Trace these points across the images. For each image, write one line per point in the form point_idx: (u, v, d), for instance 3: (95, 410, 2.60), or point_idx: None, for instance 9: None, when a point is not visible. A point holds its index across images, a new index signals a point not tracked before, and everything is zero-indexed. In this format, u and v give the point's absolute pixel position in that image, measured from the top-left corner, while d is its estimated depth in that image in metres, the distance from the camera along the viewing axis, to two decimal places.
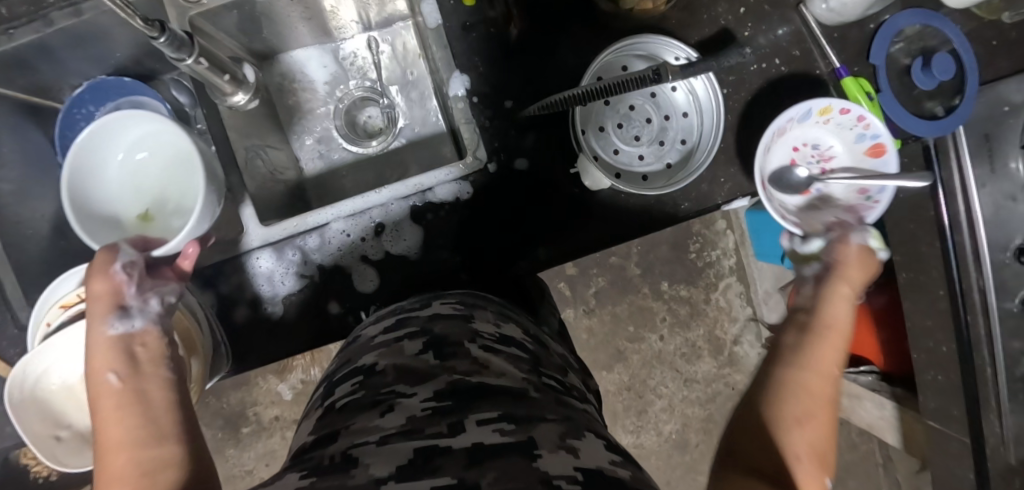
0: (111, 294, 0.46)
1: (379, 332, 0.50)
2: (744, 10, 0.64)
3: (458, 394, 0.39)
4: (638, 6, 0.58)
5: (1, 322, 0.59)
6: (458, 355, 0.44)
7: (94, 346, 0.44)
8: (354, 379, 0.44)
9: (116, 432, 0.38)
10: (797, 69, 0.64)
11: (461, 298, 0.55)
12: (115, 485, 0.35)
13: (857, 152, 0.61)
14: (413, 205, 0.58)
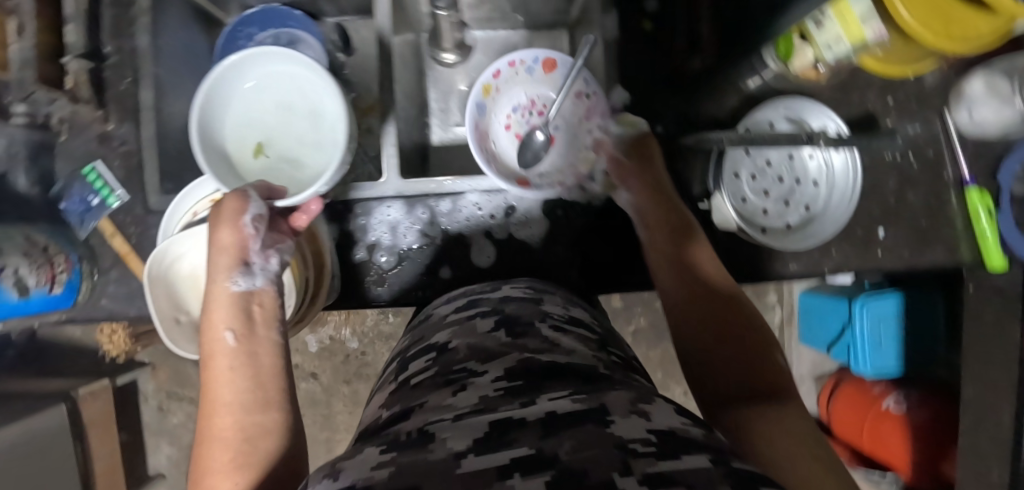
0: (235, 247, 0.43)
1: (450, 313, 0.49)
2: (892, 102, 0.66)
3: (530, 374, 0.34)
4: (803, 72, 0.62)
5: (132, 201, 0.60)
6: (529, 334, 0.41)
7: (213, 299, 0.42)
8: (427, 357, 0.41)
9: (227, 398, 0.37)
10: (929, 168, 0.67)
11: (531, 287, 0.53)
12: (215, 447, 0.35)
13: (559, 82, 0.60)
14: (546, 197, 0.60)
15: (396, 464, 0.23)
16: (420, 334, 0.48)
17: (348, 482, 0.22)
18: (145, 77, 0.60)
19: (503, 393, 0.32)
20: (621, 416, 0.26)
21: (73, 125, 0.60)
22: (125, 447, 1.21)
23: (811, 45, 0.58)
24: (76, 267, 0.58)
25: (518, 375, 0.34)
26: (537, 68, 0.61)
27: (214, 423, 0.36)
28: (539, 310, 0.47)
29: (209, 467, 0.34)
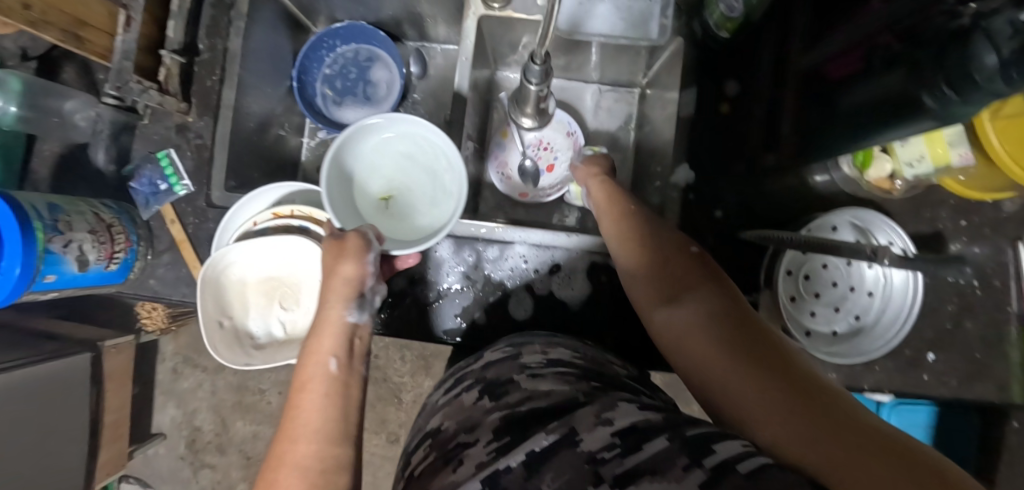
0: (354, 280, 0.47)
1: (440, 398, 0.45)
2: (965, 223, 0.63)
3: (517, 424, 0.34)
4: (877, 182, 0.59)
5: (195, 193, 0.62)
6: (510, 390, 0.39)
7: (328, 324, 0.45)
8: (425, 444, 0.38)
9: (314, 421, 0.38)
10: (993, 298, 0.64)
11: (512, 343, 0.49)
12: (294, 478, 0.35)
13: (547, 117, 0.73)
14: (593, 261, 0.60)
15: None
16: (419, 424, 0.44)
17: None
18: (231, 77, 0.62)
19: (496, 452, 0.32)
20: (587, 433, 0.31)
21: (156, 112, 0.62)
22: (136, 402, 1.25)
23: (892, 158, 0.57)
24: (135, 246, 0.60)
25: (507, 429, 0.34)
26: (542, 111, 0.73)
27: (294, 450, 0.36)
28: (515, 365, 0.43)
29: (282, 487, 0.34)
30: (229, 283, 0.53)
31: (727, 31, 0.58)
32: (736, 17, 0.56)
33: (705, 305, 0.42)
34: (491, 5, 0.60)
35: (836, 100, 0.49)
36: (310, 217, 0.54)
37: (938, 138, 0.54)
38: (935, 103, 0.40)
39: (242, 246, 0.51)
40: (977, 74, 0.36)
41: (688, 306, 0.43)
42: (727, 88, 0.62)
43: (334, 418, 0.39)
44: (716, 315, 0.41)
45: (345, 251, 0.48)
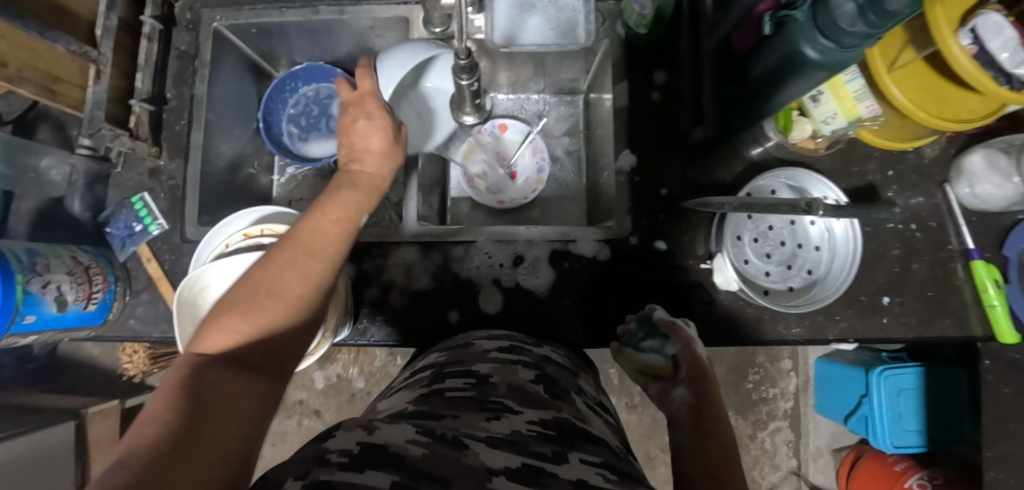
0: (384, 166, 0.51)
1: (494, 351, 0.53)
2: (893, 174, 0.68)
3: (561, 427, 0.40)
4: (801, 144, 0.64)
5: (171, 231, 0.65)
6: (566, 399, 0.46)
7: (363, 176, 0.49)
8: (467, 379, 0.46)
9: (331, 250, 0.44)
10: (932, 239, 0.68)
11: (569, 359, 0.58)
12: (286, 270, 0.41)
13: (500, 132, 0.79)
14: (554, 250, 0.63)
15: (430, 450, 0.32)
16: (461, 357, 0.52)
17: (386, 442, 0.32)
18: (198, 120, 0.67)
19: (535, 433, 0.38)
20: None
21: (129, 159, 0.66)
22: None
23: (810, 119, 0.62)
24: (113, 286, 0.62)
25: (551, 425, 0.39)
26: (494, 131, 0.78)
27: (304, 259, 0.42)
28: (575, 383, 0.52)
29: (278, 272, 0.41)
30: (205, 305, 0.55)
31: (644, 26, 0.64)
32: (648, 13, 0.61)
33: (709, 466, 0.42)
34: (433, 30, 0.67)
35: (747, 70, 0.55)
36: (279, 234, 0.56)
37: (845, 94, 0.59)
38: (819, 55, 0.45)
39: (214, 267, 0.54)
40: (841, 20, 0.42)
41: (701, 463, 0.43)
42: (654, 76, 0.67)
43: (338, 249, 0.45)
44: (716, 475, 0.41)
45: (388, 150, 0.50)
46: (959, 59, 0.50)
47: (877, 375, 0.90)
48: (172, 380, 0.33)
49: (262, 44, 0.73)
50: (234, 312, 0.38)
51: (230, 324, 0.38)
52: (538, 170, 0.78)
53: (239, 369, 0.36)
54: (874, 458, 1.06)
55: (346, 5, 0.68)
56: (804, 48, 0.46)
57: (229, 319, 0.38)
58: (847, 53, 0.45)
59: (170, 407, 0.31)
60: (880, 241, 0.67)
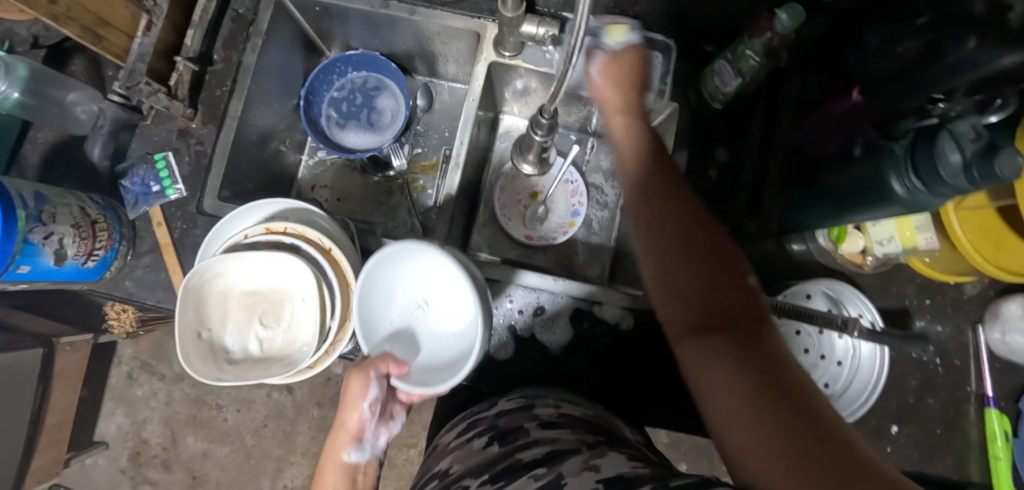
0: (354, 429, 0.53)
1: (452, 441, 0.49)
2: (929, 302, 0.67)
3: (512, 469, 0.37)
4: (849, 258, 0.63)
5: (188, 199, 0.62)
6: (519, 437, 0.42)
7: (331, 460, 0.54)
8: (432, 482, 0.43)
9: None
10: (953, 375, 0.66)
11: (525, 396, 0.52)
12: None
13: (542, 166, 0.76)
14: (577, 307, 0.61)
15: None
16: (430, 464, 0.49)
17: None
18: (240, 89, 0.63)
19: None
20: (571, 477, 0.33)
21: (161, 114, 0.63)
22: (81, 406, 1.18)
23: (864, 235, 0.60)
24: (116, 244, 0.59)
25: (501, 474, 0.37)
26: None
27: None
28: (529, 415, 0.47)
29: None
30: (209, 295, 0.51)
31: (720, 101, 0.62)
32: (729, 91, 0.60)
33: (717, 318, 0.33)
34: (503, 52, 0.64)
35: (817, 178, 0.53)
36: (302, 236, 0.53)
37: (907, 221, 0.59)
38: (905, 191, 0.44)
39: (228, 257, 0.50)
40: (944, 170, 0.40)
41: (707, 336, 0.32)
42: (716, 153, 0.65)
43: None
44: (708, 324, 0.33)
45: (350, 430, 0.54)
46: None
47: None
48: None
49: (323, 22, 0.70)
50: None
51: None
52: (572, 213, 0.75)
53: None
54: None
55: (418, 6, 0.65)
56: (892, 181, 0.44)
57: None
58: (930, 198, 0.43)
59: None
60: (901, 367, 0.66)
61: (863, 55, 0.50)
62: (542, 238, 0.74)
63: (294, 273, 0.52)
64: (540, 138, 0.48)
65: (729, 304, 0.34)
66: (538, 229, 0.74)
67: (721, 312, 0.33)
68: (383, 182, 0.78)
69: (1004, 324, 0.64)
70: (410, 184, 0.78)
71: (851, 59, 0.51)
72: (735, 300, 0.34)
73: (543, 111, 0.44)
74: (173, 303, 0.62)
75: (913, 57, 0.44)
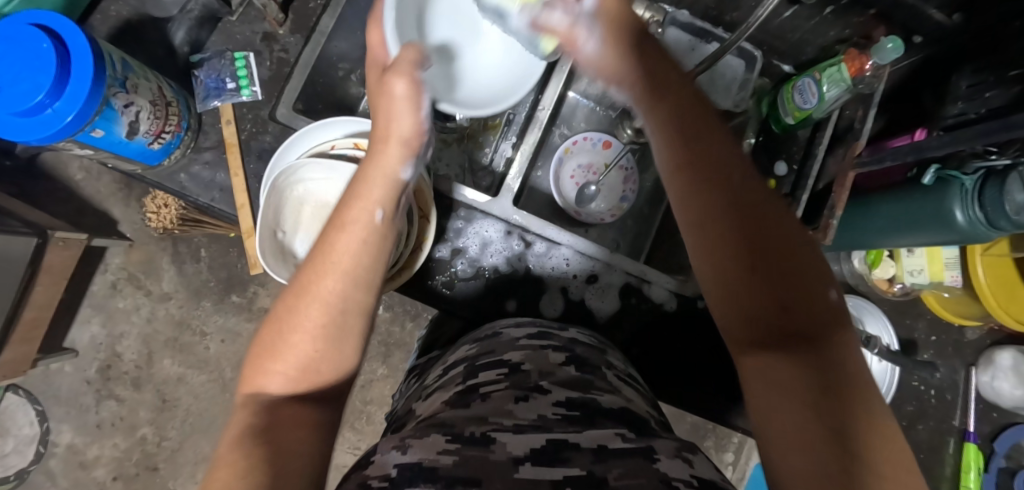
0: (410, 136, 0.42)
1: (524, 337, 0.49)
2: (933, 339, 0.72)
3: (588, 407, 0.38)
4: (877, 284, 0.68)
5: (263, 103, 0.61)
6: (597, 375, 0.44)
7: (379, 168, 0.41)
8: (499, 370, 0.43)
9: (348, 259, 0.36)
10: (943, 409, 0.72)
11: (596, 337, 0.54)
12: (319, 303, 0.34)
13: (598, 150, 0.78)
14: (628, 282, 0.63)
15: (460, 455, 0.31)
16: (491, 346, 0.49)
17: (418, 459, 0.30)
18: (335, 7, 0.63)
19: (561, 418, 0.37)
20: (665, 456, 0.33)
21: (248, 14, 0.62)
22: (59, 306, 1.14)
23: (896, 264, 0.66)
24: (182, 132, 0.58)
25: (577, 405, 0.38)
26: (597, 145, 0.78)
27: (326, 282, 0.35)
28: (604, 359, 0.49)
29: (301, 325, 0.33)
30: (290, 197, 0.51)
31: (794, 117, 0.65)
32: (807, 107, 0.62)
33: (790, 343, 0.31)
34: None
35: (873, 200, 0.58)
36: None
37: (938, 258, 0.65)
38: (965, 221, 0.48)
39: (320, 163, 0.50)
40: (1007, 205, 0.44)
41: (778, 352, 0.31)
42: (777, 166, 0.68)
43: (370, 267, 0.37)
44: (790, 348, 0.30)
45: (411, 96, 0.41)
46: None
47: None
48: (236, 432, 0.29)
49: None
50: (263, 360, 0.32)
51: (268, 372, 0.32)
52: (619, 199, 0.77)
53: (301, 397, 0.32)
54: None
55: None
56: (957, 210, 0.48)
57: (262, 370, 0.32)
58: (979, 230, 0.48)
59: (228, 454, 0.27)
60: (900, 392, 0.71)
61: (948, 99, 0.55)
62: (586, 217, 0.75)
63: None
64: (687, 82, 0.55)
65: (800, 320, 0.31)
66: (579, 207, 0.76)
67: (789, 353, 0.30)
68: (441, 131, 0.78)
69: (996, 369, 0.70)
70: (469, 139, 0.77)
71: (931, 103, 0.57)
72: (814, 313, 0.31)
73: (692, 67, 0.54)
74: (227, 205, 0.60)
75: (1000, 102, 0.48)
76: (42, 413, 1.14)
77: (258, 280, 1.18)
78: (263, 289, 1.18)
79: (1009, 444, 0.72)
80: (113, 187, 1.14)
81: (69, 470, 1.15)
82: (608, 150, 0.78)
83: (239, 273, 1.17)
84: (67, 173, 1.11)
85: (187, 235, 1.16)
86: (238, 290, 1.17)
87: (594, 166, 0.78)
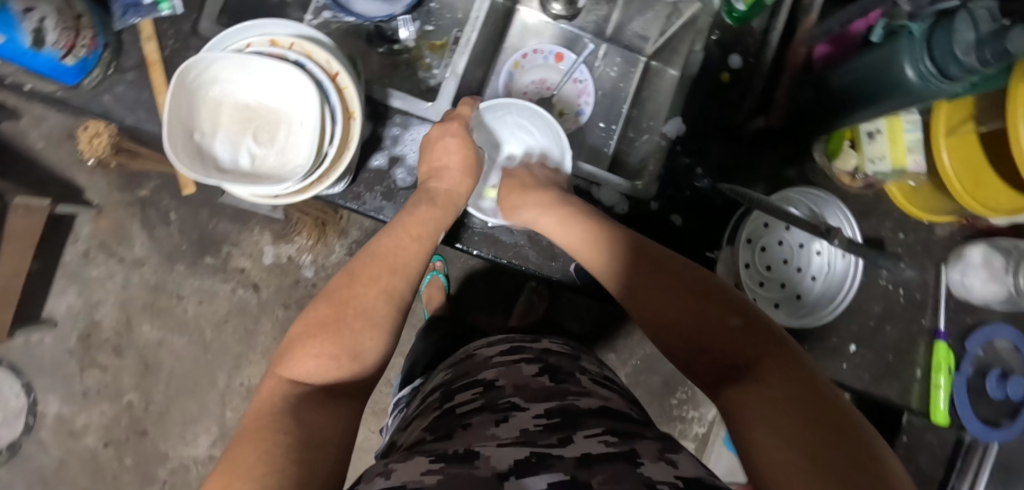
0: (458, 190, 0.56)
1: (497, 355, 0.48)
2: (902, 237, 0.70)
3: (567, 411, 0.35)
4: (839, 177, 0.65)
5: (186, 16, 0.59)
6: (571, 381, 0.42)
7: (439, 194, 0.54)
8: (474, 389, 0.42)
9: (413, 266, 0.48)
10: (912, 308, 0.71)
11: (568, 345, 0.53)
12: (371, 286, 0.44)
13: (551, 67, 0.76)
14: (576, 187, 0.63)
15: (444, 474, 0.27)
16: (465, 369, 0.48)
17: (399, 482, 0.26)
18: None
19: (543, 427, 0.33)
20: (649, 460, 0.28)
21: None
22: (33, 277, 1.12)
23: (857, 155, 0.63)
24: (99, 50, 0.56)
25: (557, 412, 0.35)
26: (550, 58, 0.75)
27: (376, 276, 0.44)
28: (578, 365, 0.47)
29: (359, 327, 0.41)
30: (202, 97, 0.49)
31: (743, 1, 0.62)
32: None
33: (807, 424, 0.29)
34: None
35: (828, 80, 0.57)
36: (308, 55, 0.50)
37: (901, 141, 0.60)
38: (917, 77, 0.46)
39: (227, 58, 0.47)
40: (958, 47, 0.41)
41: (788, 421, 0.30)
42: (731, 59, 0.66)
43: (414, 262, 0.48)
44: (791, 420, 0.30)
45: (466, 168, 0.56)
46: (1020, 139, 0.48)
47: None
48: (264, 406, 0.34)
49: None
50: (321, 336, 0.39)
51: (319, 350, 0.39)
52: (577, 112, 0.75)
53: (329, 397, 0.37)
54: None
55: None
56: (905, 65, 0.46)
57: (311, 345, 0.39)
58: (926, 89, 0.46)
59: (249, 444, 0.30)
60: (866, 292, 0.69)
61: None
62: None
63: (290, 88, 0.50)
64: None
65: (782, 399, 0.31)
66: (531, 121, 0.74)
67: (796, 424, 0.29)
68: (388, 55, 0.76)
69: (966, 265, 0.69)
70: (416, 61, 0.76)
71: None
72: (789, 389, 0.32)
73: None
74: (154, 124, 0.58)
75: None
76: (27, 385, 1.14)
77: (231, 241, 1.15)
78: (237, 249, 1.15)
79: (981, 343, 0.71)
80: (74, 153, 1.12)
81: (59, 440, 1.14)
82: (561, 65, 0.76)
83: (212, 233, 1.14)
84: (27, 142, 1.10)
85: (154, 197, 1.14)
86: (209, 251, 1.15)
87: (549, 82, 0.76)
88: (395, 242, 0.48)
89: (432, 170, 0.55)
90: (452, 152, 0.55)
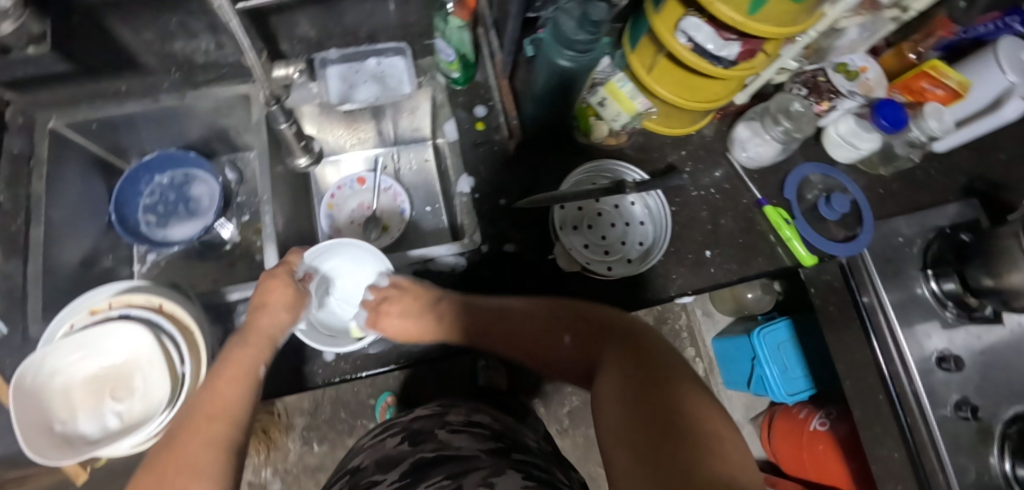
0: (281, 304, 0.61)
1: (369, 438, 0.56)
2: (686, 154, 0.84)
3: (417, 471, 0.44)
4: (605, 141, 0.80)
5: (12, 333, 0.61)
6: (426, 439, 0.50)
7: (255, 330, 0.59)
8: (344, 479, 0.50)
9: (235, 404, 0.51)
10: (730, 196, 0.83)
11: (442, 404, 0.59)
12: (194, 444, 0.46)
13: (358, 190, 0.87)
14: (416, 271, 0.73)
15: None
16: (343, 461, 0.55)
17: None
18: (38, 218, 0.66)
19: None
20: None
21: None
22: None
23: (603, 121, 0.77)
24: None
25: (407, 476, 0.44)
26: (354, 183, 0.87)
27: (215, 419, 0.49)
28: (439, 419, 0.54)
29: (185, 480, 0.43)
30: (51, 392, 0.53)
31: (455, 69, 0.76)
32: (452, 58, 0.74)
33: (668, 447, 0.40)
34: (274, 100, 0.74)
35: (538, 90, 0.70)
36: (128, 304, 0.56)
37: (621, 95, 0.75)
38: (571, 63, 0.58)
39: (56, 348, 0.52)
40: None
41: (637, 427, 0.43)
42: (477, 110, 0.79)
43: (247, 394, 0.53)
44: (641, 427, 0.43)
45: (290, 303, 0.62)
46: (680, 52, 0.66)
47: (757, 336, 1.11)
48: None
49: (106, 138, 0.76)
50: None
51: None
52: (400, 213, 0.86)
53: None
54: (784, 418, 1.24)
55: (187, 90, 0.75)
56: (559, 60, 0.59)
57: None
58: (585, 56, 0.58)
59: None
60: (691, 207, 0.82)
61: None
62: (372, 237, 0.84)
63: (126, 339, 0.55)
64: (284, 126, 0.69)
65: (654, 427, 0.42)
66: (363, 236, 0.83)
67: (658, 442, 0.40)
68: (222, 258, 0.83)
69: (740, 142, 0.83)
70: (250, 248, 0.84)
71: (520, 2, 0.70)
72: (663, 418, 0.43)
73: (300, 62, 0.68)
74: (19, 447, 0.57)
75: None
76: None
77: None
78: None
79: (796, 188, 0.84)
80: None
81: None
82: (366, 184, 0.88)
83: None
84: None
85: None
86: None
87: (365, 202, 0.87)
88: (221, 382, 0.52)
89: (257, 305, 0.60)
90: (272, 292, 0.62)
